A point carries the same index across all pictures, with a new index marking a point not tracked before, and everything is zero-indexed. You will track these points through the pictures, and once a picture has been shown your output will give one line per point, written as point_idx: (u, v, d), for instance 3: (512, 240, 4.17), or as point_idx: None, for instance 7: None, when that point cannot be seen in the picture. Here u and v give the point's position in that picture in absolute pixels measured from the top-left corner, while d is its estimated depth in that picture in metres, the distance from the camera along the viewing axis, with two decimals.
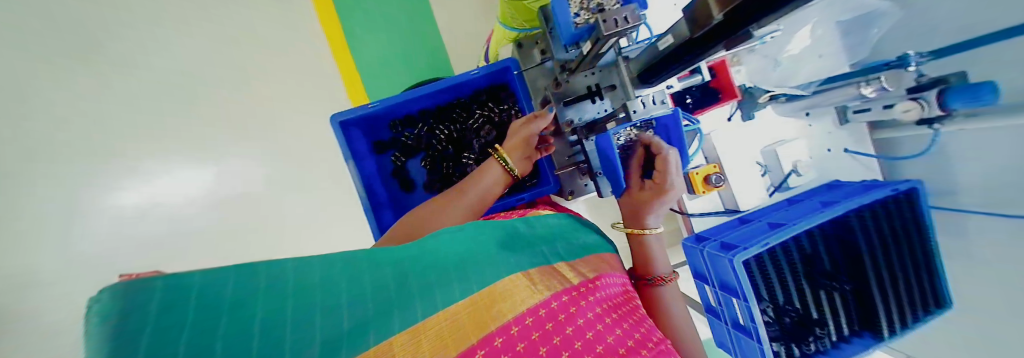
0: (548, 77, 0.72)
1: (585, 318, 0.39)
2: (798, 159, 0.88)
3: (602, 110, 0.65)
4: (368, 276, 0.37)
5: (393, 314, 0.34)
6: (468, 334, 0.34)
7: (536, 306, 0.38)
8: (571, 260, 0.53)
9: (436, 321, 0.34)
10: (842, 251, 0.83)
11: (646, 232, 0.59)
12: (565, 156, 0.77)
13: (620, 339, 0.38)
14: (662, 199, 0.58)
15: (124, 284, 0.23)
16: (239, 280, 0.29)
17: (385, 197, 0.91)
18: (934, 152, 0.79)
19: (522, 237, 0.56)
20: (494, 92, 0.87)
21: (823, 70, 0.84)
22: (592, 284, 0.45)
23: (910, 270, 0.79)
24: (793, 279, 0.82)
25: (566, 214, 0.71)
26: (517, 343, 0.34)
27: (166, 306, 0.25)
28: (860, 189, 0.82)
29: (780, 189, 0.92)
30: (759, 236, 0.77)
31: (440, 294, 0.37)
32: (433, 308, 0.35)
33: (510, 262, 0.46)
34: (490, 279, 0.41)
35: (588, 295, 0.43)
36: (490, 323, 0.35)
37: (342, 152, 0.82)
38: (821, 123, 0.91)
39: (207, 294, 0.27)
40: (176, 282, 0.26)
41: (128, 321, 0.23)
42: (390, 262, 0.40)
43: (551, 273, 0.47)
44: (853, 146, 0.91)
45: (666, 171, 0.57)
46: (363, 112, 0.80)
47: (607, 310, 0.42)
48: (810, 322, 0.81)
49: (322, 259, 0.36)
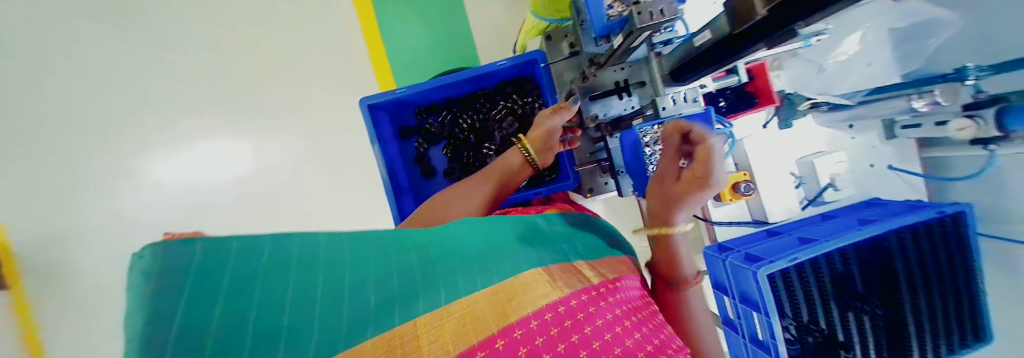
0: (575, 70, 0.70)
1: (604, 319, 0.38)
2: (837, 173, 0.84)
3: (629, 107, 0.64)
4: (393, 259, 0.38)
5: (416, 298, 0.34)
6: (490, 324, 0.34)
7: (555, 302, 0.37)
8: (591, 260, 0.51)
9: (457, 308, 0.34)
10: (877, 275, 0.78)
11: (671, 232, 0.51)
12: (586, 153, 0.75)
13: (639, 343, 0.36)
14: (696, 198, 0.47)
15: (164, 244, 0.24)
16: (273, 250, 0.30)
17: (406, 182, 0.92)
18: (990, 175, 0.73)
19: (542, 233, 0.56)
20: (520, 83, 0.86)
21: (870, 80, 0.80)
22: (612, 285, 0.44)
23: (952, 300, 0.73)
24: (821, 298, 0.78)
25: (584, 214, 0.69)
26: (535, 337, 0.33)
27: (206, 267, 0.26)
28: (903, 208, 0.77)
29: (814, 203, 0.87)
30: (789, 249, 0.73)
31: (462, 282, 0.38)
32: (455, 296, 0.35)
33: (531, 257, 0.46)
34: (511, 272, 0.41)
35: (607, 296, 0.41)
36: (512, 315, 0.35)
37: (370, 134, 0.82)
38: (866, 136, 0.86)
39: (243, 261, 0.28)
40: (216, 246, 0.27)
41: (172, 277, 0.24)
42: (414, 248, 0.41)
43: (572, 271, 0.46)
44: (897, 163, 0.85)
45: (708, 165, 0.44)
46: (391, 97, 0.82)
47: (626, 313, 0.40)
48: (834, 344, 0.76)
49: (349, 238, 0.37)
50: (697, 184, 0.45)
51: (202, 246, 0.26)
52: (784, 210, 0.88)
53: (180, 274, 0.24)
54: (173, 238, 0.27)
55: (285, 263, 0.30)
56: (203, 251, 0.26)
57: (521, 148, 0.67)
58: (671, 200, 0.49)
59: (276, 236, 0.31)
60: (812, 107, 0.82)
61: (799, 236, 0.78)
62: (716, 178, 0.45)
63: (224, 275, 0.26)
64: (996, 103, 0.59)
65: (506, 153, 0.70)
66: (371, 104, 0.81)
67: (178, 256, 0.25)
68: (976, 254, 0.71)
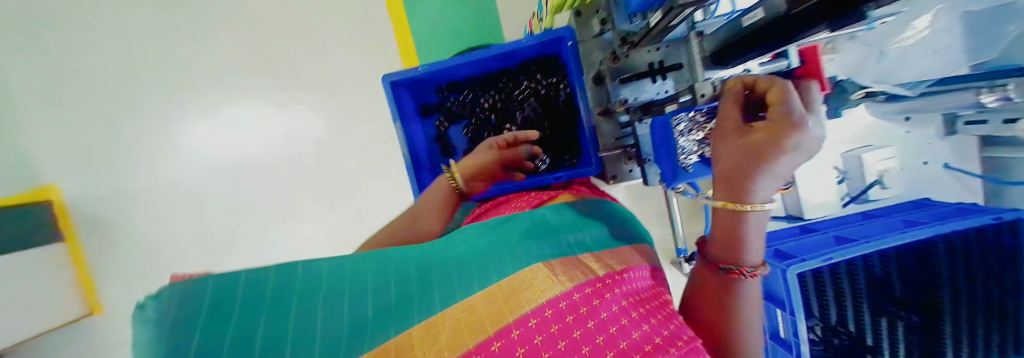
0: (605, 50, 0.65)
1: (609, 311, 0.35)
2: (887, 169, 0.77)
3: (662, 91, 0.59)
4: (391, 271, 0.39)
5: (410, 306, 0.34)
6: (484, 328, 0.32)
7: (556, 298, 0.36)
8: (598, 251, 0.49)
9: (451, 312, 0.34)
10: (917, 281, 0.73)
11: (748, 210, 0.35)
12: (611, 139, 0.70)
13: (646, 336, 0.33)
14: (779, 155, 0.33)
15: (169, 288, 0.29)
16: (278, 278, 0.33)
17: (427, 160, 0.93)
18: None
19: (550, 225, 0.54)
20: (545, 62, 0.83)
21: (931, 70, 0.66)
22: (619, 277, 0.41)
23: (1000, 321, 0.67)
24: (853, 301, 0.75)
25: (602, 201, 0.67)
26: (534, 336, 0.32)
27: (217, 300, 0.29)
28: (954, 212, 0.72)
29: (856, 200, 0.82)
30: (825, 248, 0.70)
31: (458, 287, 0.37)
32: (449, 299, 0.35)
33: (533, 254, 0.44)
34: (509, 270, 0.40)
35: (613, 287, 0.39)
36: (508, 317, 0.33)
37: (392, 112, 0.82)
38: (922, 132, 0.79)
39: (251, 289, 0.31)
40: (224, 284, 0.30)
41: (186, 310, 0.28)
42: (413, 258, 0.42)
43: (574, 263, 0.44)
44: (954, 162, 0.79)
45: (785, 112, 0.32)
46: (413, 74, 0.80)
47: (634, 304, 0.38)
48: (861, 348, 0.73)
49: (349, 258, 0.39)
50: (773, 134, 0.32)
51: (213, 284, 0.30)
52: (822, 206, 0.82)
53: (193, 306, 0.28)
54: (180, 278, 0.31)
55: (290, 288, 0.33)
56: (214, 289, 0.30)
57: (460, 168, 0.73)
58: (743, 164, 0.35)
59: (282, 268, 0.34)
60: (866, 96, 0.74)
61: (836, 234, 0.74)
62: (804, 125, 0.31)
63: (233, 310, 0.30)
64: None
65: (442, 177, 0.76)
66: (393, 80, 0.80)
67: (192, 298, 0.29)
68: None
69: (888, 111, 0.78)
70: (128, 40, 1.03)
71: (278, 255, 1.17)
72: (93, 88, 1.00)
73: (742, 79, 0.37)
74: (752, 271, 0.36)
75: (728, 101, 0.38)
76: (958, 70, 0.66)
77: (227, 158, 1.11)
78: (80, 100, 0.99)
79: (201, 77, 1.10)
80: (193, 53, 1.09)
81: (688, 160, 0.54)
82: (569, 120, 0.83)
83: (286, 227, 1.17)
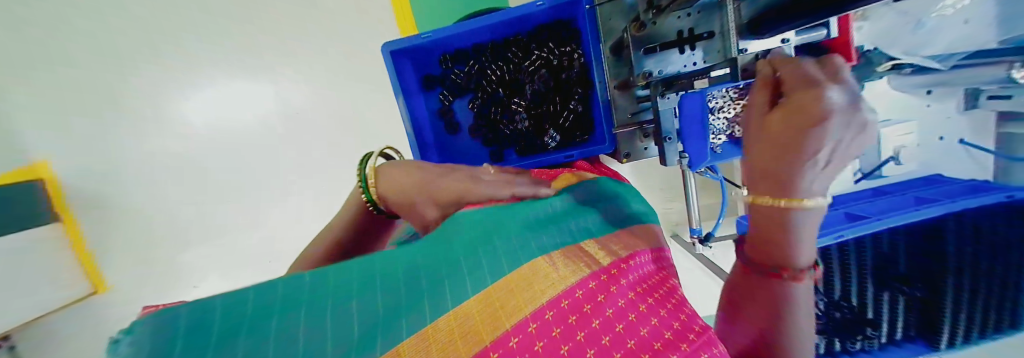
0: (626, 14, 0.61)
1: (615, 307, 0.34)
2: (903, 145, 0.77)
3: (690, 63, 0.56)
4: (380, 279, 0.34)
5: (402, 318, 0.30)
6: (483, 333, 0.29)
7: (558, 296, 0.33)
8: (601, 237, 0.47)
9: (445, 324, 0.30)
10: (923, 251, 0.73)
11: (788, 204, 0.29)
12: (627, 114, 0.68)
13: (656, 331, 0.33)
14: (816, 128, 0.27)
15: (148, 317, 0.25)
16: (256, 297, 0.29)
17: (431, 135, 0.89)
18: None
19: (551, 211, 0.51)
20: (557, 29, 0.77)
21: (964, 42, 0.61)
22: (625, 265, 0.39)
23: (997, 303, 0.66)
24: (859, 276, 0.76)
25: (608, 178, 0.66)
26: (534, 342, 0.30)
27: (194, 326, 0.26)
28: (966, 189, 0.71)
29: (868, 177, 0.81)
30: (832, 226, 0.69)
31: (449, 290, 0.33)
32: (442, 308, 0.31)
33: (529, 245, 0.41)
34: (506, 267, 0.36)
35: (619, 278, 0.37)
36: (507, 319, 0.31)
37: (393, 84, 0.78)
38: (943, 105, 0.75)
39: (227, 312, 0.27)
40: (199, 307, 0.27)
41: (160, 335, 0.24)
42: (405, 259, 0.37)
43: (575, 254, 0.41)
44: (969, 137, 0.76)
45: (805, 82, 0.29)
46: (415, 42, 0.75)
47: (641, 293, 0.37)
48: (863, 321, 0.76)
49: (337, 268, 0.35)
50: (797, 101, 0.28)
51: (187, 312, 0.26)
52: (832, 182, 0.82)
53: (167, 335, 0.25)
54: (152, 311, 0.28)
55: (271, 304, 0.29)
56: (188, 317, 0.26)
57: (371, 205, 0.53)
58: (772, 149, 0.30)
59: (260, 286, 0.30)
60: (893, 68, 0.69)
61: (847, 212, 0.74)
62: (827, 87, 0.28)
63: (211, 334, 0.25)
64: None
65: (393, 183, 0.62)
66: (393, 50, 0.76)
67: (163, 325, 0.25)
68: None
69: (911, 84, 0.74)
70: (136, 18, 1.04)
71: (282, 230, 1.20)
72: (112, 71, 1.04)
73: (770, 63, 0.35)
74: (799, 274, 0.30)
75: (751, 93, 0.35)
76: (984, 44, 0.61)
77: (236, 132, 1.12)
78: (67, 77, 1.02)
79: (198, 50, 1.07)
80: (193, 25, 1.06)
81: (718, 140, 0.58)
82: (580, 93, 0.79)
83: (294, 202, 1.20)
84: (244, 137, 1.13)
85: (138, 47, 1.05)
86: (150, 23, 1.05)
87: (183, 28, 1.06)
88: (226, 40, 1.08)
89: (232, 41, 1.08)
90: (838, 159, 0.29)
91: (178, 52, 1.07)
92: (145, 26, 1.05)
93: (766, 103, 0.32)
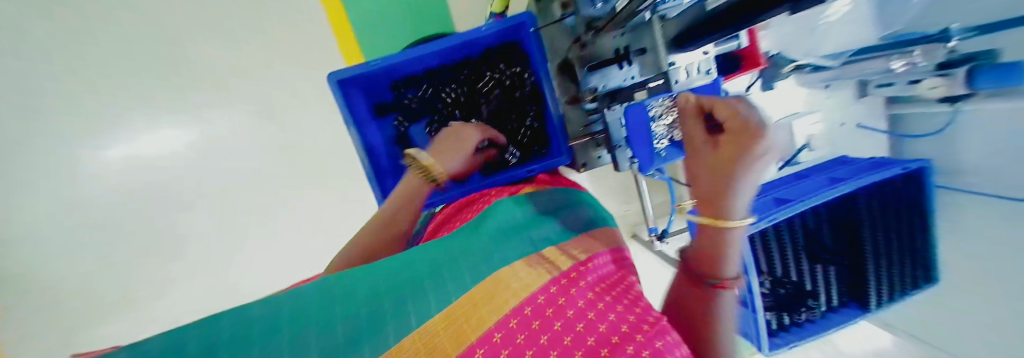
0: (567, 35, 0.66)
1: (575, 308, 0.35)
2: (811, 134, 0.89)
3: (628, 77, 0.64)
4: (339, 303, 0.34)
5: (364, 342, 0.31)
6: (448, 347, 0.31)
7: (520, 305, 0.35)
8: (562, 242, 0.50)
9: (411, 343, 0.31)
10: (840, 227, 0.84)
11: (730, 226, 0.37)
12: (579, 126, 0.72)
13: (614, 324, 0.33)
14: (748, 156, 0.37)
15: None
16: (199, 335, 0.28)
17: (388, 162, 0.87)
18: (941, 134, 0.76)
19: (512, 223, 0.54)
20: (506, 52, 0.80)
21: (846, 42, 0.76)
22: (583, 267, 0.42)
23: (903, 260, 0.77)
24: (794, 253, 0.85)
25: (563, 188, 0.69)
26: (500, 351, 0.31)
27: None
28: (869, 165, 0.81)
29: (790, 164, 0.92)
30: (768, 210, 0.76)
31: (414, 310, 0.34)
32: (406, 328, 0.32)
33: (495, 259, 0.44)
34: (470, 283, 0.38)
35: (579, 281, 0.40)
36: (471, 333, 0.32)
37: (344, 114, 0.76)
38: (840, 95, 0.86)
39: (165, 354, 0.26)
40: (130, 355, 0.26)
41: None
42: (366, 283, 0.38)
43: (538, 262, 0.44)
44: (865, 122, 0.88)
45: (731, 117, 0.40)
46: (364, 69, 0.74)
47: (600, 292, 0.39)
48: (802, 293, 0.85)
49: (292, 296, 0.35)
50: (739, 138, 0.38)
51: (122, 357, 0.25)
52: None
53: None
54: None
55: (215, 341, 0.28)
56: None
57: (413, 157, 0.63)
58: (715, 169, 0.40)
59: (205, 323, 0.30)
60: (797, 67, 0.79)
61: (776, 197, 0.83)
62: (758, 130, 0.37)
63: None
64: (968, 63, 0.60)
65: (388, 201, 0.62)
66: (340, 79, 0.74)
67: None
68: (933, 220, 0.73)
69: (813, 80, 0.83)
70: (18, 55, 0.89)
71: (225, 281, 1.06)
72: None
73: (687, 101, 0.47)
74: (732, 283, 0.38)
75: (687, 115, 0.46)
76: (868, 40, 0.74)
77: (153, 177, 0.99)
78: None
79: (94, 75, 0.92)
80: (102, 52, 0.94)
81: (661, 144, 0.62)
82: (532, 110, 0.83)
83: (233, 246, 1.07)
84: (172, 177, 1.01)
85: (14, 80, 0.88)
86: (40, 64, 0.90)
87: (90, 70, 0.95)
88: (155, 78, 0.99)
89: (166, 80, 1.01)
90: (755, 182, 0.39)
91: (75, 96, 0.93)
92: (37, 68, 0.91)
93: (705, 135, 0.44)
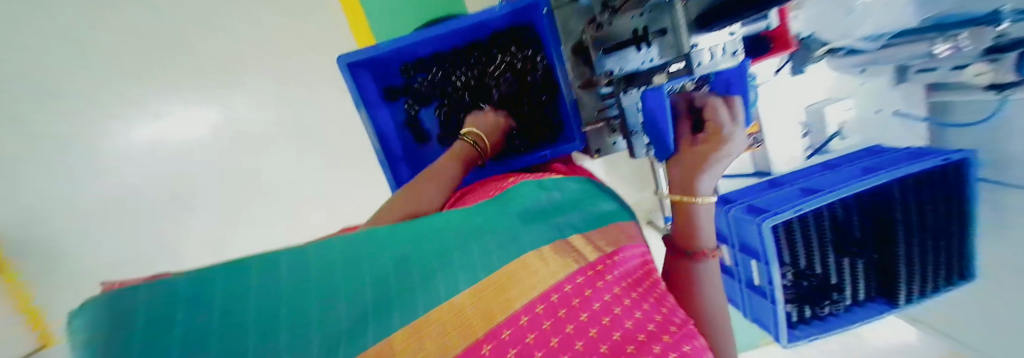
0: (583, 16, 0.62)
1: (601, 301, 0.40)
2: (844, 122, 0.84)
3: (647, 59, 0.58)
4: (367, 265, 0.34)
5: (393, 309, 0.32)
6: (475, 326, 0.34)
7: (550, 291, 0.39)
8: (588, 231, 0.53)
9: (434, 315, 0.33)
10: (873, 222, 0.79)
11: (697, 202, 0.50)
12: (594, 110, 0.70)
13: (639, 323, 0.39)
14: (718, 151, 0.51)
15: (111, 294, 0.22)
16: (228, 282, 0.27)
17: (399, 147, 0.87)
18: (990, 124, 0.69)
19: (538, 206, 0.55)
20: (517, 34, 0.79)
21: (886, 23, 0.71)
22: (610, 261, 0.46)
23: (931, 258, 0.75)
24: (819, 246, 0.80)
25: (584, 178, 0.69)
26: (527, 334, 0.35)
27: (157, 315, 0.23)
28: (904, 157, 0.74)
29: (819, 152, 0.87)
30: (793, 200, 0.72)
31: (441, 283, 0.36)
32: (433, 301, 0.34)
33: (519, 243, 0.45)
34: (496, 264, 0.40)
35: (605, 274, 0.44)
36: (498, 314, 0.36)
37: (353, 97, 0.77)
38: (874, 81, 0.82)
39: (196, 299, 0.25)
40: (160, 293, 0.24)
41: (117, 333, 0.21)
42: (391, 248, 0.37)
43: (565, 250, 0.47)
44: (904, 108, 0.82)
45: (715, 118, 0.53)
46: (374, 52, 0.74)
47: (626, 288, 0.43)
48: (827, 287, 0.81)
49: (318, 249, 0.34)
50: (717, 139, 0.51)
51: (148, 294, 0.23)
52: (787, 160, 0.88)
53: (127, 331, 0.22)
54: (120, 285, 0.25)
55: (246, 291, 0.27)
56: (149, 300, 0.23)
57: (466, 140, 0.69)
58: (693, 160, 0.53)
59: (233, 267, 0.28)
60: (829, 51, 0.75)
61: (802, 186, 0.78)
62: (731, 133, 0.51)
63: (177, 317, 0.24)
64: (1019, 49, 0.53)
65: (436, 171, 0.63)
66: (350, 62, 0.74)
67: (121, 313, 0.22)
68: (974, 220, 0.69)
69: (848, 64, 0.78)
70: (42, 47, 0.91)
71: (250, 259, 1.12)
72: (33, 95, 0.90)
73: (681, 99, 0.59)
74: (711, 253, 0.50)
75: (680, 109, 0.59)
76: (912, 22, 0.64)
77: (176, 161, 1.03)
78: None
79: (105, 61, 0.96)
80: (118, 31, 0.98)
81: None
82: (545, 94, 0.81)
83: (255, 226, 1.10)
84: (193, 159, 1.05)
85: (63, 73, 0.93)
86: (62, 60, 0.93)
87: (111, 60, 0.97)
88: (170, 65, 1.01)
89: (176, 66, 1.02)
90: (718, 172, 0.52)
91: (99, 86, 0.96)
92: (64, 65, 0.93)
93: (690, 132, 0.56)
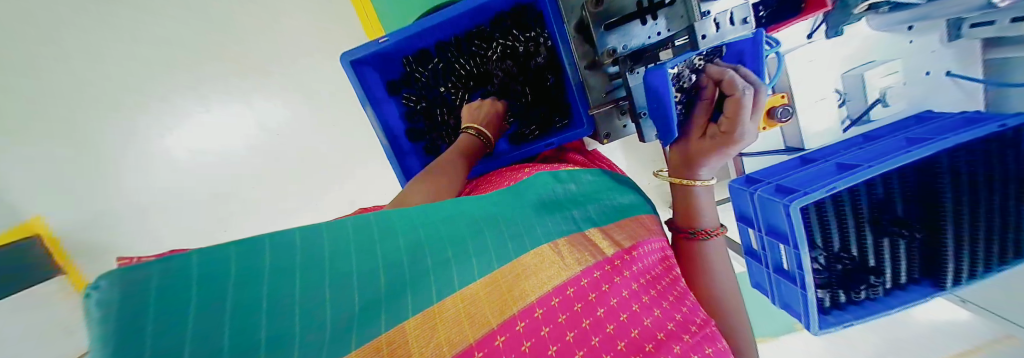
0: None
1: (619, 297, 0.39)
2: (889, 86, 0.75)
3: (654, 33, 0.58)
4: (381, 249, 0.33)
5: (406, 294, 0.32)
6: (490, 316, 0.33)
7: (564, 284, 0.38)
8: (605, 225, 0.51)
9: (452, 304, 0.32)
10: (921, 200, 0.73)
11: (697, 185, 0.54)
12: (601, 93, 0.69)
13: (657, 322, 0.38)
14: (726, 148, 0.50)
15: (124, 269, 0.20)
16: (242, 255, 0.26)
17: (407, 143, 0.87)
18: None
19: (552, 196, 0.54)
20: (518, 16, 0.75)
21: None
22: (628, 256, 0.45)
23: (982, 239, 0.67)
24: (855, 225, 0.76)
25: (601, 170, 0.66)
26: (541, 328, 0.34)
27: (167, 284, 0.22)
28: (959, 122, 0.67)
29: (857, 123, 0.79)
30: (826, 178, 0.67)
31: (456, 269, 0.35)
32: (447, 288, 0.33)
33: (536, 232, 0.44)
34: (511, 254, 0.39)
35: (622, 270, 0.43)
36: (513, 305, 0.35)
37: (358, 94, 0.76)
38: (925, 39, 0.74)
39: (212, 274, 0.24)
40: (174, 264, 0.22)
41: (130, 306, 0.20)
42: (406, 231, 0.36)
43: (582, 244, 0.45)
44: (956, 68, 0.75)
45: (734, 118, 0.47)
46: (375, 48, 0.73)
47: (645, 285, 0.42)
48: (866, 270, 0.75)
49: (331, 228, 0.32)
50: (729, 139, 0.49)
51: (162, 266, 0.22)
52: (820, 134, 0.79)
53: (140, 302, 0.21)
54: (130, 263, 0.23)
55: (261, 270, 0.26)
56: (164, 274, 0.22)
57: (470, 134, 0.71)
58: (701, 150, 0.52)
59: (246, 242, 0.27)
60: (869, 7, 0.68)
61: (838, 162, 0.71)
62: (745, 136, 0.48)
63: (191, 304, 0.23)
64: None
65: (444, 158, 0.64)
66: (353, 59, 0.73)
67: (136, 282, 0.20)
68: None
69: (894, 21, 0.70)
70: (78, 59, 0.99)
71: None
72: (52, 98, 0.99)
73: (705, 76, 0.51)
74: (716, 230, 0.53)
75: (703, 93, 0.52)
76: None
77: (205, 161, 1.09)
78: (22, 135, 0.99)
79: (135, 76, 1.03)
80: (130, 37, 1.02)
81: None
82: (551, 78, 0.79)
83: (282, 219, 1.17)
84: (218, 159, 1.10)
85: (83, 84, 1.00)
86: (99, 73, 1.01)
87: (138, 69, 1.03)
88: (181, 68, 1.05)
89: (184, 66, 1.05)
90: (722, 159, 0.53)
91: (127, 93, 1.03)
92: (98, 77, 1.01)
93: (705, 118, 0.53)
